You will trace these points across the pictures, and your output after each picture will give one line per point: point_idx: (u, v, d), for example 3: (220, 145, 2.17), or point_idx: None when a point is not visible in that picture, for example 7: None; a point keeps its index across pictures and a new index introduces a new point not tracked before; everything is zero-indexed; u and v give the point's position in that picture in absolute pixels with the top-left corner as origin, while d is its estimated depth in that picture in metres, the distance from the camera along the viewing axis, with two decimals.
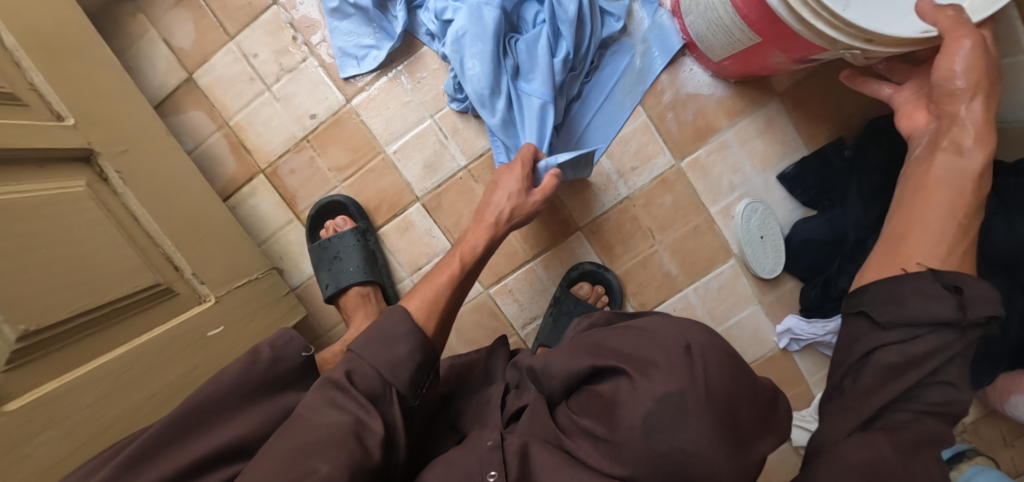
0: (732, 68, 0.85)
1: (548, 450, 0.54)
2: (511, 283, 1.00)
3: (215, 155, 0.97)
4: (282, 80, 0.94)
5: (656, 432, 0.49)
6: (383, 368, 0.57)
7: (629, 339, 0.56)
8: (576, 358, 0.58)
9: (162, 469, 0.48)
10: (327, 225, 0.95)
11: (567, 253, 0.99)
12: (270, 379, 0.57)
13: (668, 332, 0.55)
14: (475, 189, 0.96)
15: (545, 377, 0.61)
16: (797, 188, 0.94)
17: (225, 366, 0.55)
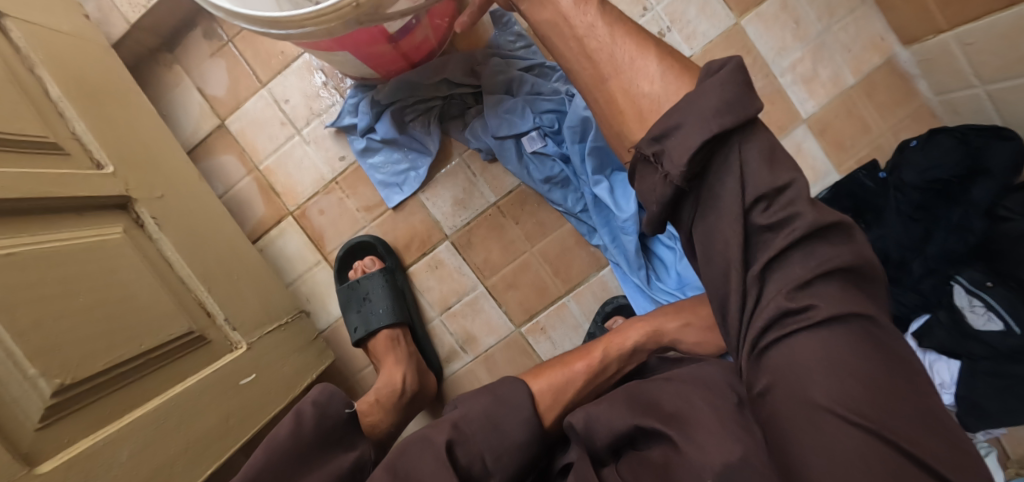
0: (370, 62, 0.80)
1: None
2: (543, 320, 0.97)
3: (245, 198, 0.97)
4: (313, 123, 0.96)
5: None
6: (489, 453, 0.55)
7: (672, 397, 0.57)
8: (622, 416, 0.57)
9: None
10: (356, 266, 0.94)
11: (599, 287, 0.96)
12: (321, 437, 0.58)
13: (712, 388, 0.56)
14: (505, 225, 0.95)
15: (588, 434, 0.58)
16: None
17: (274, 429, 0.56)
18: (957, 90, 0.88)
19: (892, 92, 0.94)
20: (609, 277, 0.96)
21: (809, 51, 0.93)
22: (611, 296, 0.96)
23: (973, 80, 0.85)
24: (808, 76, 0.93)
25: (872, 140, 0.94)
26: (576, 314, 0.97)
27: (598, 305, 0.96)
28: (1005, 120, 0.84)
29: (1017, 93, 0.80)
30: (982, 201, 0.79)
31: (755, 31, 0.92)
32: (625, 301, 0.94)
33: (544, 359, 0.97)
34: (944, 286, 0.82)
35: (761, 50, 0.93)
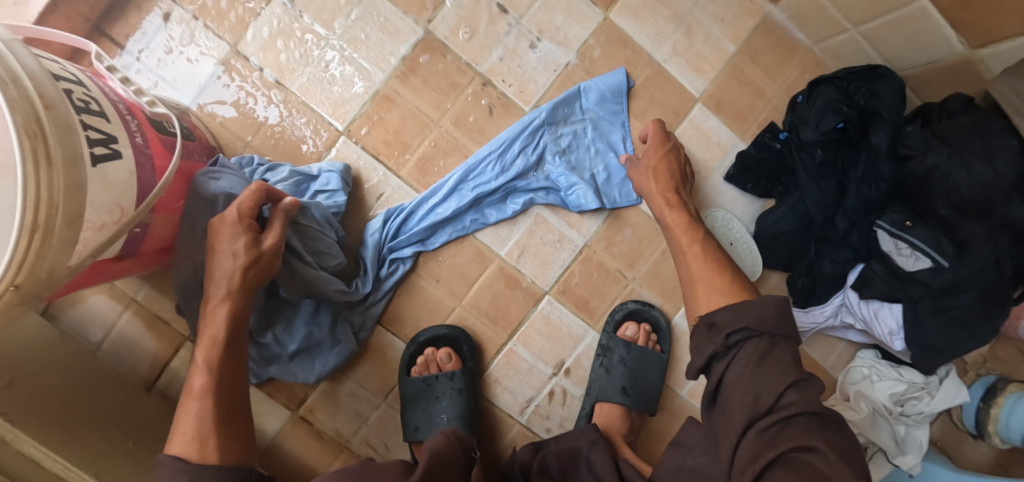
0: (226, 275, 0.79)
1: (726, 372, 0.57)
2: (494, 373, 0.90)
3: (130, 337, 0.86)
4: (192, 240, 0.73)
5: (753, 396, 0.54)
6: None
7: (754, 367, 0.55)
8: (739, 364, 0.56)
9: None
10: (428, 362, 0.86)
11: (543, 323, 0.90)
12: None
13: (777, 367, 0.55)
14: (427, 288, 0.88)
15: (698, 351, 0.61)
16: (748, 183, 0.90)
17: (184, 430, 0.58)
18: (834, 36, 0.87)
19: (774, 50, 0.92)
20: (549, 309, 0.90)
21: (684, 33, 0.90)
22: (620, 302, 0.91)
23: (846, 24, 0.84)
24: (690, 54, 0.90)
25: (768, 102, 0.92)
26: (527, 358, 0.90)
27: (607, 313, 0.91)
28: (884, 58, 0.85)
29: (889, 30, 0.80)
30: (881, 145, 0.78)
31: (628, 23, 0.89)
32: (636, 307, 0.90)
33: (508, 411, 0.91)
34: (870, 234, 0.81)
35: (639, 42, 0.89)
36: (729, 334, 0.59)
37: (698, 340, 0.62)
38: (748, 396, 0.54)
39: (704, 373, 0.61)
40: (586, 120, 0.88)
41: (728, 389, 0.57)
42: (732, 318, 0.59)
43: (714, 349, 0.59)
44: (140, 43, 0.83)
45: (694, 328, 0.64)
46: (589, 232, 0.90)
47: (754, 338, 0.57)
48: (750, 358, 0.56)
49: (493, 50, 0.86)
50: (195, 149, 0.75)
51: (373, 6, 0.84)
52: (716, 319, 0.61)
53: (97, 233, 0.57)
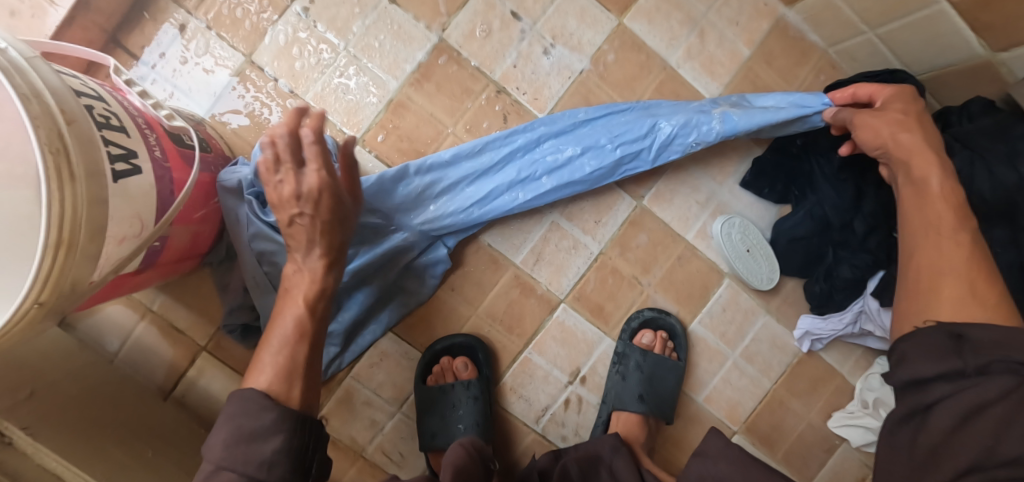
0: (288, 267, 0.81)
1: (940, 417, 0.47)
2: (510, 381, 0.90)
3: (146, 347, 0.87)
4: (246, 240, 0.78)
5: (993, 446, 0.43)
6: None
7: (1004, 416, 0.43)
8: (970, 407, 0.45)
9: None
10: (445, 370, 0.86)
11: (558, 330, 0.90)
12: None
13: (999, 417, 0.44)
14: (442, 295, 0.88)
15: (919, 368, 0.50)
16: (763, 188, 0.90)
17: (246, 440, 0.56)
18: (849, 39, 0.87)
19: (789, 53, 0.91)
20: (565, 316, 0.90)
21: (698, 35, 0.89)
22: (636, 309, 0.90)
23: (862, 26, 0.83)
24: (704, 58, 0.90)
25: None
26: (542, 365, 0.90)
27: (623, 321, 0.91)
28: (902, 61, 0.84)
29: (906, 33, 0.79)
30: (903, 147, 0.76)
31: (641, 28, 0.88)
32: (652, 314, 0.89)
33: (523, 419, 0.90)
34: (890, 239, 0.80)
35: (652, 46, 0.89)
36: (977, 355, 0.47)
37: (937, 342, 0.50)
38: (955, 429, 0.46)
39: (906, 388, 0.51)
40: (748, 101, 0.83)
41: (956, 415, 0.46)
42: (989, 336, 0.47)
43: (950, 364, 0.48)
44: (155, 54, 0.83)
45: (919, 329, 0.52)
46: (604, 238, 0.89)
47: (1017, 370, 0.44)
48: (1001, 392, 0.44)
49: (507, 56, 0.86)
50: (211, 160, 0.75)
51: (386, 14, 0.84)
52: (968, 332, 0.49)
53: (117, 247, 0.57)
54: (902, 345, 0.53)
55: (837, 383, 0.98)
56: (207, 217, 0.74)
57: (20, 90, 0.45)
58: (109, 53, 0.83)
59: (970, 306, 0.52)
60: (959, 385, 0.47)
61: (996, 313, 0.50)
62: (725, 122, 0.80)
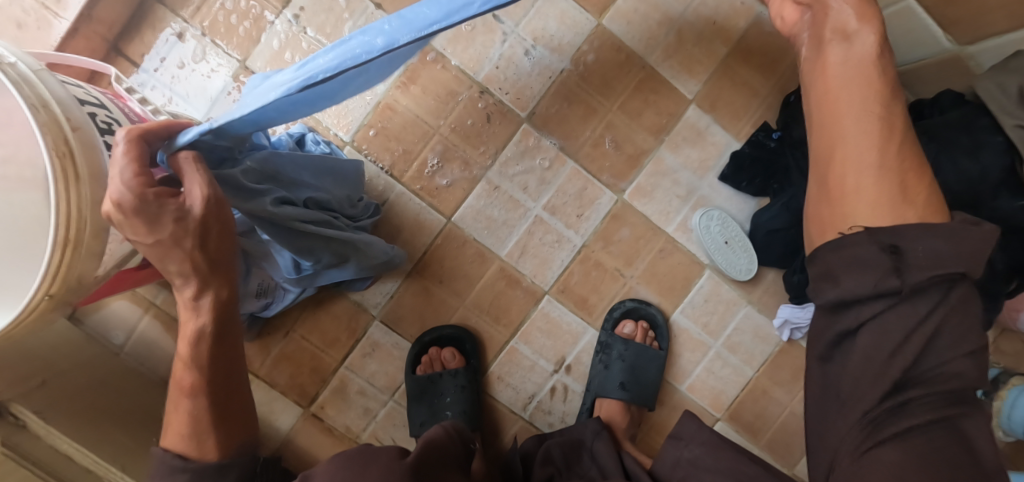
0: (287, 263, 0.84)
1: (868, 337, 0.47)
2: (497, 370, 0.93)
3: (151, 340, 0.91)
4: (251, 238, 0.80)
5: (919, 352, 0.45)
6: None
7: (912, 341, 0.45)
8: (891, 323, 0.45)
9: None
10: (434, 359, 0.90)
11: (543, 321, 0.93)
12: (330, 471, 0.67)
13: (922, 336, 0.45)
14: (431, 288, 0.91)
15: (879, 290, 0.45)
16: (742, 181, 0.93)
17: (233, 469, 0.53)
18: None
19: (766, 50, 0.93)
20: (549, 307, 0.93)
21: (676, 34, 0.92)
22: (618, 300, 0.93)
23: None
24: (682, 56, 0.92)
25: (761, 101, 0.94)
26: (528, 355, 0.93)
27: (605, 311, 0.93)
28: None
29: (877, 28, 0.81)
30: None
31: (621, 28, 0.91)
32: (633, 304, 0.92)
33: (511, 407, 0.94)
34: None
35: (632, 45, 0.92)
36: (917, 273, 0.45)
37: (887, 259, 0.46)
38: (893, 350, 0.45)
39: (834, 309, 0.49)
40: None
41: (881, 337, 0.46)
42: (928, 255, 0.45)
43: (891, 283, 0.45)
44: (155, 61, 0.87)
45: (846, 237, 0.49)
46: (587, 232, 0.92)
47: (949, 285, 0.45)
48: (929, 310, 0.44)
49: (490, 57, 0.89)
50: None
51: (373, 20, 0.88)
52: (904, 246, 0.46)
53: (120, 243, 0.61)
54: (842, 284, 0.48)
55: None
56: None
57: (29, 100, 0.50)
58: (112, 62, 0.87)
59: (890, 207, 0.48)
60: (881, 317, 0.46)
61: (927, 213, 0.47)
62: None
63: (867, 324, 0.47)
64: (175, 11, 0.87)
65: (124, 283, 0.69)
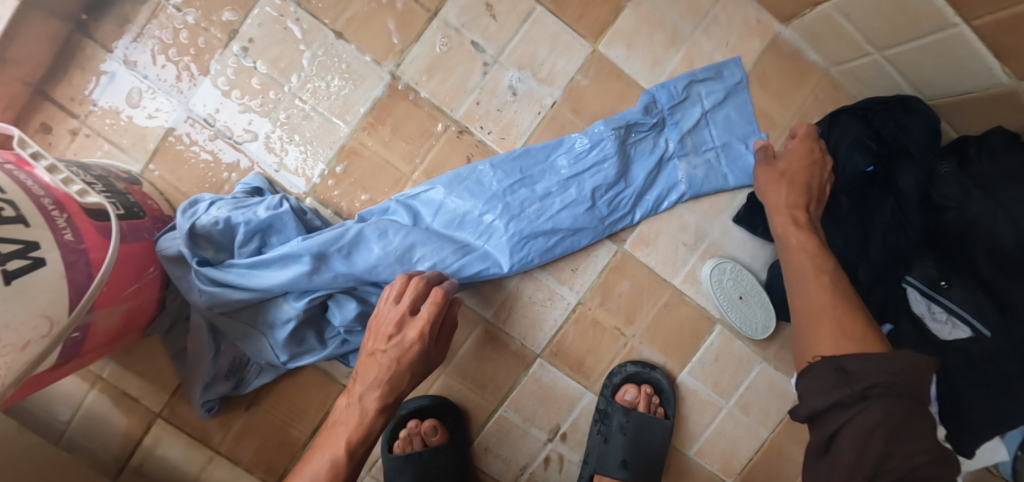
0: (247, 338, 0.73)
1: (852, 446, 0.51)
2: (484, 441, 0.84)
3: (99, 415, 0.82)
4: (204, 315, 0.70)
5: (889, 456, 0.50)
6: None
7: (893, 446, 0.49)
8: (867, 434, 0.50)
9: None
10: (414, 435, 0.80)
11: (535, 386, 0.83)
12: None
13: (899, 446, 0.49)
14: None
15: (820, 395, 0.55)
16: (758, 227, 0.81)
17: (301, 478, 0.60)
18: (854, 59, 0.77)
19: (785, 75, 0.82)
20: (542, 372, 0.83)
21: (683, 59, 0.80)
22: (618, 362, 0.83)
23: (868, 47, 0.73)
24: None
25: (779, 135, 0.82)
26: (519, 424, 0.84)
27: (604, 374, 0.84)
28: (912, 84, 0.74)
29: (918, 56, 0.69)
30: (910, 191, 0.68)
31: (618, 54, 0.79)
32: (636, 368, 0.82)
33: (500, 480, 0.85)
34: (897, 291, 0.71)
35: (632, 74, 0.80)
36: (862, 381, 0.53)
37: (823, 374, 0.56)
38: (865, 460, 0.50)
39: (812, 418, 0.56)
40: (716, 147, 0.80)
41: (850, 442, 0.51)
42: (866, 367, 0.53)
43: (840, 393, 0.53)
44: (86, 105, 0.76)
45: (812, 363, 0.58)
46: (582, 287, 0.82)
47: (897, 396, 0.51)
48: (883, 416, 0.50)
49: (468, 92, 0.78)
50: (144, 226, 0.69)
51: (333, 52, 0.76)
52: (846, 365, 0.55)
53: (20, 352, 0.51)
54: (805, 392, 0.57)
55: None
56: (142, 289, 0.68)
57: None
58: (36, 107, 0.76)
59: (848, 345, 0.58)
60: (846, 418, 0.52)
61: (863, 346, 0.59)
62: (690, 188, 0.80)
63: (841, 430, 0.52)
64: (108, 49, 0.76)
65: (50, 378, 0.61)
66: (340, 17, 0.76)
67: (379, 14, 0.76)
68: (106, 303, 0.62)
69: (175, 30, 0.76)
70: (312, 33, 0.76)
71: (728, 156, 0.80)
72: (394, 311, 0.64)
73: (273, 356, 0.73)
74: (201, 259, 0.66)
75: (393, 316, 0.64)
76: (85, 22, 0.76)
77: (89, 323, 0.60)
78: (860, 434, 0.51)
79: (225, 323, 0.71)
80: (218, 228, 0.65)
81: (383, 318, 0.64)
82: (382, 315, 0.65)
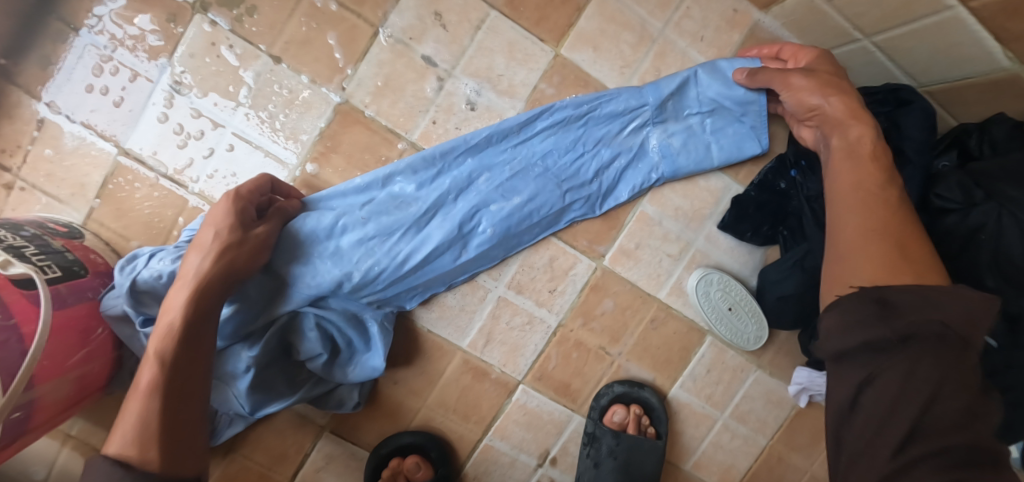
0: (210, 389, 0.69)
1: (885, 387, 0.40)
2: (472, 471, 0.81)
3: (73, 473, 0.79)
4: None
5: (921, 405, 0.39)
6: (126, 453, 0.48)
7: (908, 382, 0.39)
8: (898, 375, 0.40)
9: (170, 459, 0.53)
10: (398, 471, 0.78)
11: (520, 413, 0.80)
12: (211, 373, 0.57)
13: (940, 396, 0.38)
14: (387, 390, 0.78)
15: (840, 335, 0.44)
16: (746, 231, 0.77)
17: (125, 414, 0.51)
18: (841, 46, 0.70)
19: None
20: (526, 398, 0.79)
21: (655, 57, 0.74)
22: (606, 382, 0.80)
23: (855, 32, 0.67)
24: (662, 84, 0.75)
25: None
26: (506, 451, 0.81)
27: (593, 395, 0.80)
28: (905, 71, 0.68)
29: (909, 42, 0.63)
30: (907, 196, 0.64)
31: (585, 57, 0.73)
32: (624, 387, 0.79)
33: None
34: None
35: (601, 78, 0.74)
36: (900, 317, 0.42)
37: (851, 307, 0.45)
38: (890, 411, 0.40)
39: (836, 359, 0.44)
40: (704, 111, 0.73)
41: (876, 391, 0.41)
42: (912, 303, 0.42)
43: (873, 332, 0.42)
44: (17, 156, 0.71)
45: (841, 298, 0.47)
46: (562, 309, 0.77)
47: (938, 336, 0.40)
48: (925, 356, 0.40)
49: (424, 111, 0.72)
50: (86, 285, 0.65)
51: (273, 78, 0.70)
52: (891, 297, 0.44)
53: None
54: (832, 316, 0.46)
55: None
56: (91, 355, 0.64)
57: None
58: None
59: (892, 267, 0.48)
60: (879, 363, 0.41)
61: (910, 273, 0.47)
62: (665, 161, 0.74)
63: (863, 363, 0.42)
64: (32, 94, 0.70)
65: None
66: (278, 40, 0.70)
67: (319, 33, 0.70)
68: (46, 375, 0.58)
69: (101, 67, 0.70)
70: (248, 60, 0.70)
71: (713, 123, 0.74)
72: (178, 306, 0.54)
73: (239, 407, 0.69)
74: (146, 318, 0.62)
75: (185, 303, 0.54)
76: (5, 67, 0.70)
77: (31, 398, 0.57)
78: (898, 380, 0.40)
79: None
80: (162, 282, 0.62)
81: (183, 270, 0.57)
82: (183, 272, 0.57)
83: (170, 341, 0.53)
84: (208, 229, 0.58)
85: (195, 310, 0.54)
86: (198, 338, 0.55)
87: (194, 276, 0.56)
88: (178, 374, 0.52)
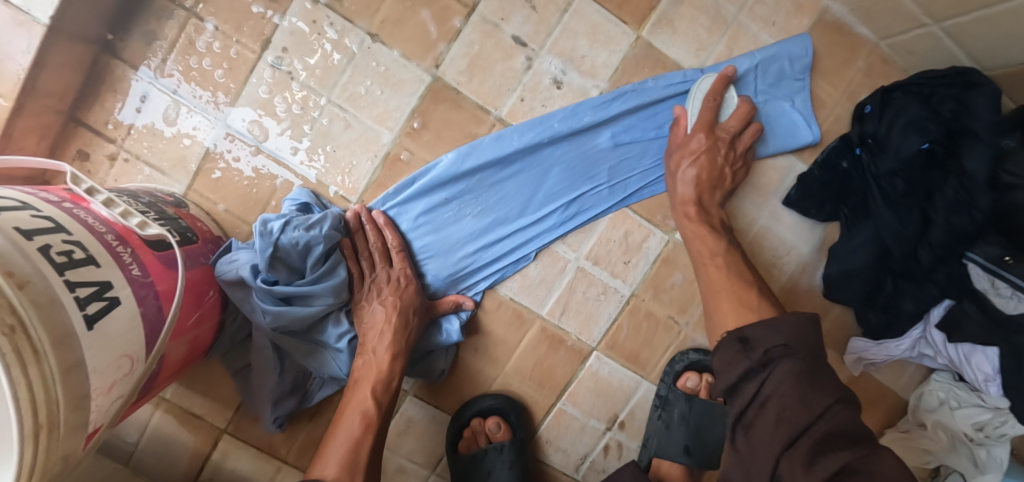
0: (311, 352, 0.74)
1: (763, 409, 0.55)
2: (545, 434, 0.85)
3: (165, 435, 0.82)
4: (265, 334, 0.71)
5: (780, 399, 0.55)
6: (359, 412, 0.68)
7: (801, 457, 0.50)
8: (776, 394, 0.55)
9: (344, 440, 0.66)
10: (477, 433, 0.82)
11: (592, 379, 0.84)
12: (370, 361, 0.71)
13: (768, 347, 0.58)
14: (468, 356, 0.82)
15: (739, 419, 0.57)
16: (810, 208, 0.80)
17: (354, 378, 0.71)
18: (905, 32, 0.75)
19: (832, 51, 0.80)
20: (599, 365, 0.84)
21: (729, 40, 0.78)
22: (679, 351, 0.84)
23: (925, 18, 0.71)
24: None
25: (828, 113, 0.81)
26: (577, 416, 0.85)
27: (664, 363, 0.85)
28: (967, 55, 0.72)
29: (979, 27, 0.67)
30: (977, 173, 0.67)
31: (663, 39, 0.77)
32: (698, 356, 0.83)
33: (563, 470, 0.86)
34: (960, 269, 0.73)
35: (678, 60, 0.77)
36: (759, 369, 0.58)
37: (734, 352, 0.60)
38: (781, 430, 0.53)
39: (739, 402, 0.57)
40: (758, 101, 0.78)
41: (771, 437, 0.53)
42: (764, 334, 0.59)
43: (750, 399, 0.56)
44: (121, 129, 0.74)
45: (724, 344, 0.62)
46: (635, 280, 0.82)
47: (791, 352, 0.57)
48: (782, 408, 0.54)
49: (512, 89, 0.76)
50: (199, 251, 0.68)
51: (369, 56, 0.74)
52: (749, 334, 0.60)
53: (108, 393, 0.51)
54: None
55: (888, 400, 0.92)
56: (204, 316, 0.68)
57: None
58: (72, 134, 0.74)
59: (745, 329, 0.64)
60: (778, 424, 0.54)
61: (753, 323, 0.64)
62: None
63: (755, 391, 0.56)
64: (137, 68, 0.73)
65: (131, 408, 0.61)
66: (375, 19, 0.73)
67: (414, 13, 0.73)
68: (177, 331, 0.62)
69: (205, 43, 0.73)
70: (345, 38, 0.73)
71: (759, 113, 0.79)
72: (377, 310, 0.72)
73: (336, 369, 0.75)
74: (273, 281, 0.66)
75: (384, 309, 0.72)
76: (111, 42, 0.73)
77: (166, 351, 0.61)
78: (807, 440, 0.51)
79: (288, 341, 0.71)
80: (296, 250, 0.65)
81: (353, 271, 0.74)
82: (363, 273, 0.74)
83: (376, 331, 0.72)
84: (381, 245, 0.74)
85: (393, 314, 0.72)
86: (387, 337, 0.71)
87: (373, 283, 0.74)
88: (381, 354, 0.71)
